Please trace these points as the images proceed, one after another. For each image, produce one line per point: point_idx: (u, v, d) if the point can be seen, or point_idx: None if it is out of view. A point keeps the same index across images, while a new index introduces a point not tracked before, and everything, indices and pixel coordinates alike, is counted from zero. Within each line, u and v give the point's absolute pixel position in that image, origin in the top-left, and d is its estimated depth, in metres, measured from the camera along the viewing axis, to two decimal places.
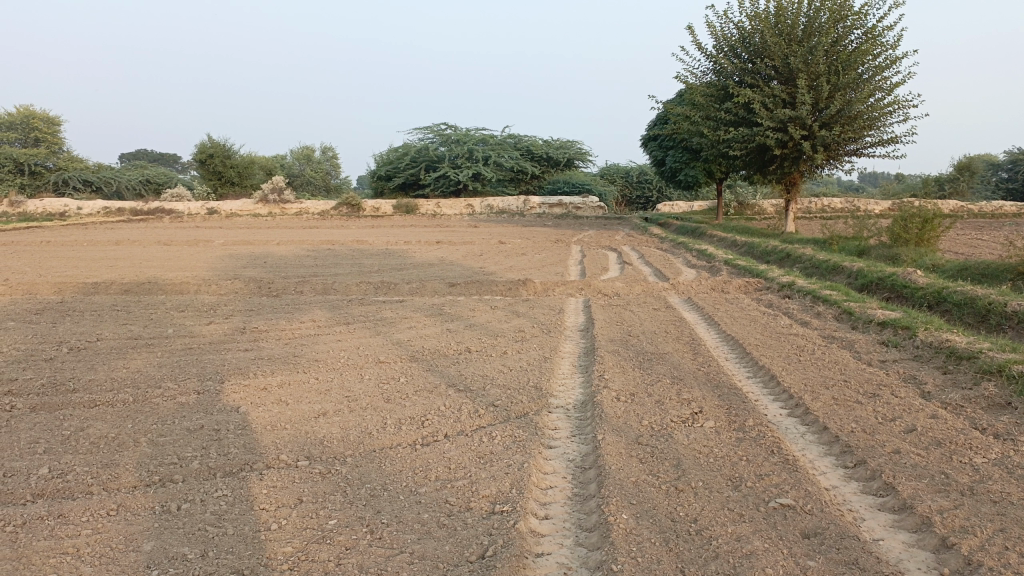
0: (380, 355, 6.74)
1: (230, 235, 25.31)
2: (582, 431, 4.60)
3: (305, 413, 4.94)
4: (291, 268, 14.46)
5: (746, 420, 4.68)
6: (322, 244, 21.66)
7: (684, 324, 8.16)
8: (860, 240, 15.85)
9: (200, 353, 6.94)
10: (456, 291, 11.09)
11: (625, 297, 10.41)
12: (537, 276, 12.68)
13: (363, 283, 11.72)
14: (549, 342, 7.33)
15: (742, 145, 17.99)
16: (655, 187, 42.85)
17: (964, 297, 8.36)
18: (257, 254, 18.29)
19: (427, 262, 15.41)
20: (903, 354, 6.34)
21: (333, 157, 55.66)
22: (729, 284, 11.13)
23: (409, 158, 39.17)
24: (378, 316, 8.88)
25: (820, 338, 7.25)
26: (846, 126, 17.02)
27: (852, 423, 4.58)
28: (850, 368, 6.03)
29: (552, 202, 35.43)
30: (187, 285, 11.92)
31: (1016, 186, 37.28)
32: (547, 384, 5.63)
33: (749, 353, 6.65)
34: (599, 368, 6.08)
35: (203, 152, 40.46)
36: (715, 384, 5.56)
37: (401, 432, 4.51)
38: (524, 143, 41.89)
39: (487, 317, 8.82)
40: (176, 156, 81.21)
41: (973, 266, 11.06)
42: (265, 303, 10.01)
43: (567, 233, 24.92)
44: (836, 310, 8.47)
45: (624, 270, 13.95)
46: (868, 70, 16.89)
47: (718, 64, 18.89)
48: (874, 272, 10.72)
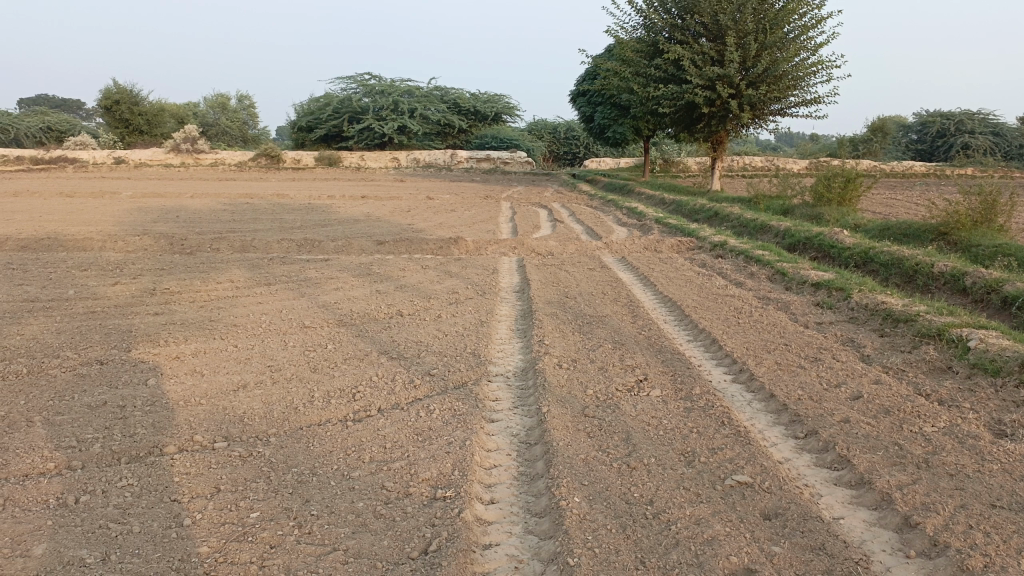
0: (305, 319, 6.32)
1: (138, 187, 23.88)
2: (524, 402, 4.34)
3: (223, 387, 4.53)
4: (206, 224, 13.64)
5: (692, 388, 4.51)
6: (239, 197, 20.63)
7: (620, 285, 7.99)
8: (785, 199, 16.07)
9: (104, 318, 6.35)
10: (383, 250, 10.63)
11: (559, 256, 10.20)
12: (467, 234, 12.32)
13: (285, 240, 11.12)
14: (484, 304, 7.05)
15: (672, 103, 17.88)
16: (582, 143, 42.78)
17: (891, 258, 8.47)
18: (169, 208, 17.24)
19: (352, 218, 14.82)
20: (839, 316, 6.34)
21: (250, 106, 53.32)
22: (662, 243, 11.04)
23: (332, 108, 37.77)
24: (301, 276, 8.39)
25: (756, 299, 7.20)
26: (772, 85, 17.11)
27: (798, 390, 4.48)
28: (789, 330, 5.96)
29: (480, 156, 34.88)
30: (90, 241, 11.06)
31: (925, 147, 38.47)
32: (484, 350, 5.35)
33: (688, 316, 6.53)
34: (537, 333, 5.84)
35: (108, 98, 37.99)
36: (657, 349, 5.38)
37: (330, 406, 4.16)
38: (450, 96, 41.02)
39: (418, 277, 8.45)
40: (78, 102, 76.39)
41: (895, 226, 11.31)
42: (177, 261, 9.35)
43: (495, 189, 24.51)
44: (770, 270, 8.45)
45: (556, 228, 13.72)
46: (795, 29, 16.97)
47: (649, 20, 18.61)
48: (802, 232, 10.80)
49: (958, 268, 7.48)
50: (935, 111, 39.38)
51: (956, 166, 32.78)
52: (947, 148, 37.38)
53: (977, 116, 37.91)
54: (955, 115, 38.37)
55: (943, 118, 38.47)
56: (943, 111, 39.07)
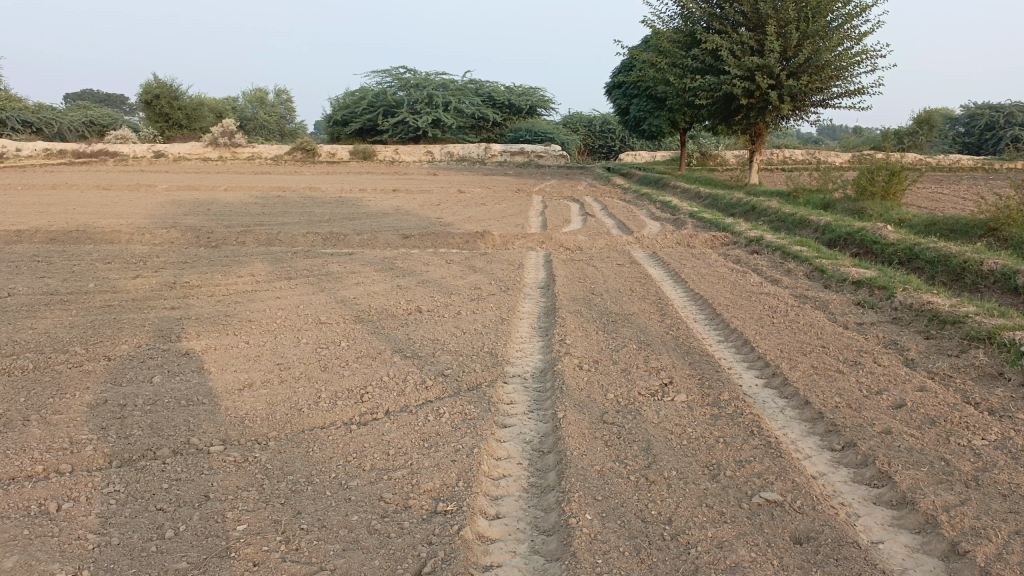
0: (321, 315, 6.15)
1: (174, 180, 24.09)
2: (540, 406, 4.11)
3: (227, 386, 4.37)
4: (235, 217, 13.62)
5: (719, 393, 4.24)
6: (271, 190, 20.67)
7: (649, 282, 7.70)
8: (824, 193, 15.57)
9: (119, 313, 6.26)
10: (409, 244, 10.45)
11: (588, 251, 9.91)
12: (496, 228, 12.10)
13: (311, 233, 11.02)
14: (506, 300, 6.82)
15: (708, 94, 17.43)
16: (618, 136, 42.26)
17: (937, 255, 8.05)
18: (202, 201, 17.29)
19: (381, 212, 14.69)
20: (881, 317, 5.98)
21: (288, 100, 53.72)
22: (695, 238, 10.70)
23: (367, 102, 37.80)
24: (323, 270, 8.24)
25: (793, 297, 6.86)
26: (813, 75, 16.58)
27: (836, 396, 4.17)
28: (827, 331, 5.63)
29: (514, 150, 34.63)
30: (119, 233, 11.07)
31: (972, 140, 37.29)
32: (502, 350, 5.12)
33: (719, 314, 6.23)
34: (559, 332, 5.58)
35: (148, 93, 38.51)
36: (685, 350, 5.10)
37: (336, 408, 3.97)
38: (485, 89, 40.81)
39: (442, 272, 8.25)
40: (123, 96, 77.78)
41: (941, 221, 10.81)
42: (201, 255, 9.27)
43: (528, 183, 24.24)
44: (808, 267, 8.08)
45: (587, 222, 13.43)
46: (838, 17, 16.41)
47: (685, 9, 18.16)
48: (843, 227, 10.38)
49: (1010, 266, 7.06)
50: (983, 104, 38.09)
51: (1006, 159, 31.65)
52: (995, 141, 36.11)
53: None
54: (1005, 107, 37.04)
55: (992, 110, 37.15)
56: (991, 103, 37.76)
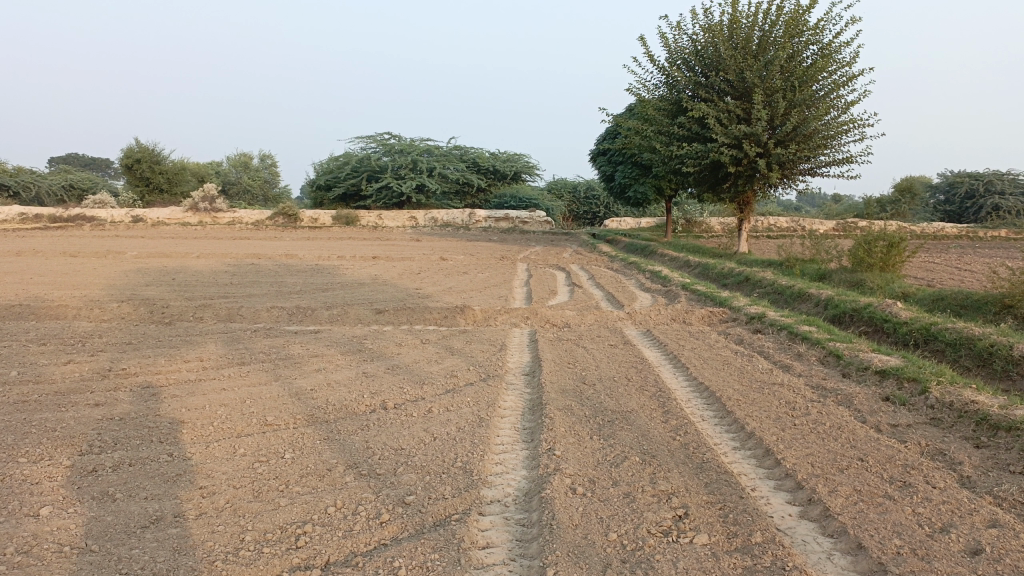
0: (270, 414, 5.27)
1: (147, 246, 23.25)
2: (525, 553, 3.25)
3: (129, 522, 3.48)
4: (200, 288, 12.74)
5: (748, 531, 3.38)
6: (246, 257, 19.86)
7: (646, 368, 6.89)
8: (819, 263, 15.00)
9: (33, 410, 5.36)
10: (382, 320, 9.62)
11: (576, 329, 9.15)
12: (477, 301, 11.31)
13: (276, 307, 10.20)
14: (486, 392, 5.96)
15: (695, 162, 16.98)
16: (602, 202, 42.06)
17: (959, 336, 7.35)
18: (170, 269, 16.41)
19: (357, 282, 13.87)
20: (917, 418, 5.20)
21: (272, 165, 53.44)
22: (691, 314, 9.96)
23: (350, 167, 37.40)
24: (283, 353, 7.37)
25: (810, 389, 6.07)
26: (802, 144, 16.20)
27: (893, 538, 3.35)
28: (860, 437, 4.83)
29: (498, 216, 34.18)
30: (67, 308, 10.15)
31: (953, 209, 37.30)
32: (478, 465, 4.24)
33: (730, 412, 5.40)
34: (548, 438, 4.73)
35: (129, 157, 37.96)
36: (697, 465, 4.25)
37: (260, 559, 3.09)
38: (469, 155, 40.66)
39: (415, 355, 7.41)
40: (108, 161, 77.32)
41: (950, 296, 10.16)
42: (150, 334, 8.38)
43: (513, 250, 23.58)
44: (820, 350, 7.31)
45: (574, 293, 12.70)
46: (824, 87, 16.12)
47: (670, 77, 17.87)
48: (848, 302, 9.68)
49: None
50: (962, 172, 38.26)
51: (988, 228, 31.53)
52: (976, 210, 36.10)
53: (1006, 177, 36.64)
54: (983, 176, 37.17)
55: (971, 179, 37.26)
56: (970, 172, 37.93)
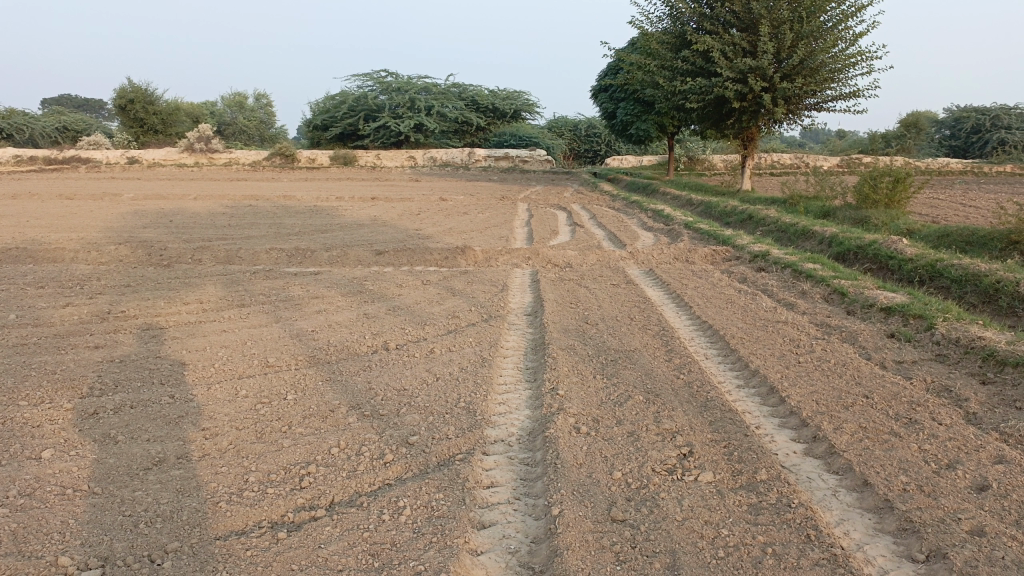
0: (271, 356, 5.23)
1: (144, 188, 23.02)
2: (530, 492, 3.24)
3: (131, 465, 3.47)
4: (199, 229, 12.62)
5: (754, 468, 3.37)
6: (244, 199, 19.65)
7: (649, 307, 6.84)
8: (823, 200, 14.83)
9: (32, 354, 5.32)
10: (382, 261, 9.53)
11: (578, 268, 9.08)
12: (477, 241, 11.21)
13: (275, 249, 10.10)
14: (488, 332, 5.91)
15: (699, 98, 16.63)
16: (603, 140, 41.50)
17: (964, 273, 7.28)
18: (167, 211, 16.25)
19: (356, 223, 13.74)
20: (922, 354, 5.16)
21: (268, 105, 52.56)
22: (694, 252, 9.87)
23: (347, 106, 36.78)
24: (283, 295, 7.32)
25: (815, 327, 6.03)
26: (808, 78, 15.84)
27: (900, 474, 3.33)
28: (865, 374, 4.79)
29: (498, 155, 33.77)
30: (65, 251, 10.05)
31: (958, 143, 36.83)
32: (480, 405, 4.22)
33: (734, 350, 5.37)
34: (551, 378, 4.69)
35: (123, 97, 37.31)
36: (702, 404, 4.22)
37: (264, 500, 3.07)
38: (468, 93, 39.95)
39: (416, 296, 7.36)
40: (101, 101, 76.07)
41: (956, 232, 10.04)
42: (149, 276, 8.31)
43: (513, 189, 23.34)
44: (825, 288, 7.25)
45: (575, 233, 12.59)
46: (832, 18, 15.68)
47: (674, 9, 17.36)
48: (853, 239, 9.58)
49: None
50: (969, 106, 37.66)
51: (994, 163, 31.15)
52: (981, 144, 35.65)
53: (1014, 111, 36.04)
54: (990, 110, 36.56)
55: (978, 113, 36.66)
56: (977, 106, 37.33)
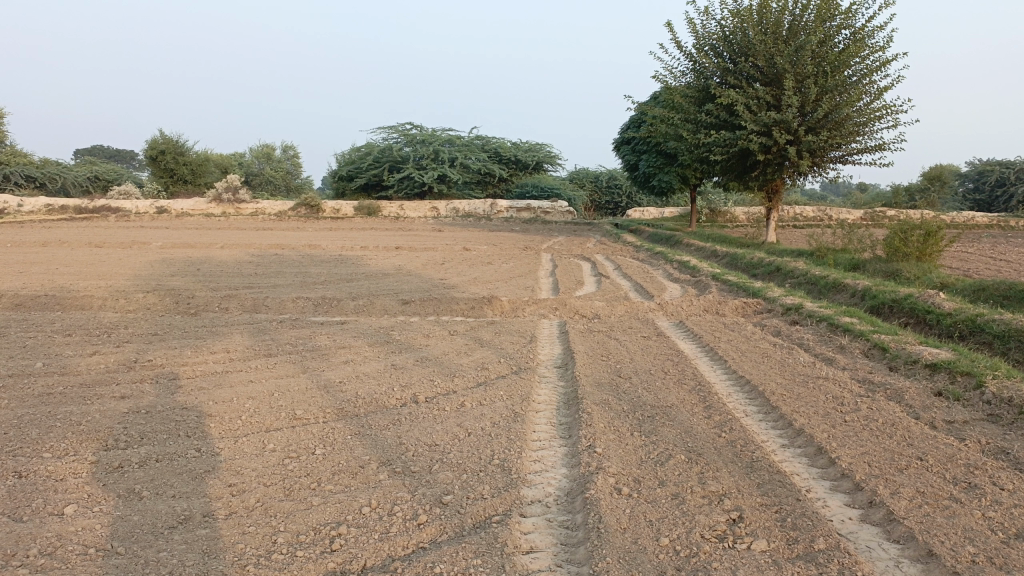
0: (299, 408, 5.11)
1: (171, 236, 23.31)
2: (572, 559, 3.07)
3: (156, 522, 3.34)
4: (224, 278, 12.65)
5: (810, 537, 3.17)
6: (269, 248, 19.79)
7: (682, 360, 6.68)
8: (851, 252, 14.64)
9: (57, 403, 5.25)
10: (408, 311, 9.46)
11: (607, 319, 8.94)
12: (503, 292, 11.12)
13: (301, 297, 10.08)
14: (519, 386, 5.76)
15: (723, 150, 16.63)
16: (625, 192, 41.68)
17: (1008, 328, 7.06)
18: (194, 260, 16.36)
19: (382, 272, 13.73)
20: (974, 414, 4.94)
21: (294, 156, 53.48)
22: (724, 304, 9.71)
23: (372, 157, 37.32)
24: (310, 344, 7.24)
25: (857, 383, 5.82)
26: (833, 131, 15.82)
27: (967, 544, 3.12)
28: (916, 435, 4.58)
29: (520, 206, 33.95)
30: (93, 299, 10.09)
31: (983, 197, 36.56)
32: (515, 462, 4.06)
33: (775, 407, 5.17)
34: (588, 435, 4.53)
35: (154, 148, 38.15)
36: (747, 465, 4.04)
37: (293, 564, 2.93)
38: (491, 145, 40.44)
39: (443, 347, 7.24)
40: (132, 153, 77.93)
41: (993, 287, 9.81)
42: (175, 325, 8.27)
43: (536, 240, 23.36)
44: (864, 343, 7.05)
45: (601, 284, 12.48)
46: (857, 72, 15.71)
47: (698, 64, 17.51)
48: (887, 292, 9.38)
49: None
50: (992, 160, 37.49)
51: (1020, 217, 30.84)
52: (1006, 198, 35.35)
53: None
54: (1014, 164, 36.36)
55: (1002, 167, 36.47)
56: (1001, 160, 37.15)
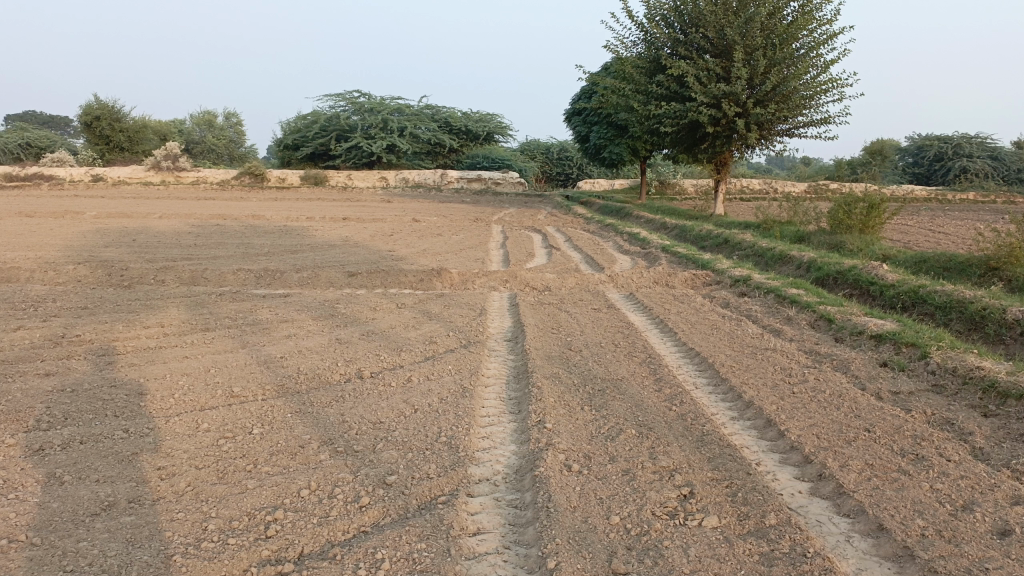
0: (237, 385, 4.89)
1: (107, 206, 22.40)
2: (521, 540, 2.97)
3: (77, 510, 3.12)
4: (162, 249, 12.16)
5: (761, 512, 3.13)
6: (211, 218, 19.15)
7: (633, 332, 6.62)
8: (797, 225, 14.83)
9: None
10: (355, 283, 9.21)
11: (557, 292, 8.85)
12: (452, 263, 10.93)
13: (243, 269, 9.73)
14: (467, 360, 5.62)
15: (673, 122, 16.61)
16: (576, 163, 41.59)
17: (949, 299, 7.18)
18: (130, 230, 15.72)
19: (328, 243, 13.39)
20: (918, 384, 4.99)
21: (237, 123, 51.89)
22: (674, 276, 9.70)
23: (319, 126, 36.41)
24: (250, 318, 6.98)
25: (805, 355, 5.84)
26: (780, 104, 15.91)
27: (915, 517, 3.12)
28: (863, 406, 4.59)
29: (471, 177, 33.60)
30: (19, 271, 9.57)
31: (922, 171, 37.51)
32: (463, 439, 3.93)
33: (726, 380, 5.14)
34: (537, 411, 4.42)
35: (88, 114, 36.55)
36: (698, 438, 3.99)
37: (225, 553, 2.76)
38: (441, 115, 39.84)
39: (390, 320, 7.05)
40: (66, 118, 74.68)
41: (933, 258, 10.00)
42: (108, 298, 7.89)
43: (487, 211, 23.14)
44: (811, 314, 7.10)
45: (551, 256, 12.39)
46: (805, 46, 15.79)
47: (649, 34, 17.39)
48: (832, 263, 9.48)
49: None
50: (932, 135, 38.43)
51: (957, 190, 31.77)
52: (944, 172, 36.32)
53: (975, 140, 36.87)
54: (952, 139, 37.33)
55: (941, 142, 37.43)
56: (940, 135, 38.09)
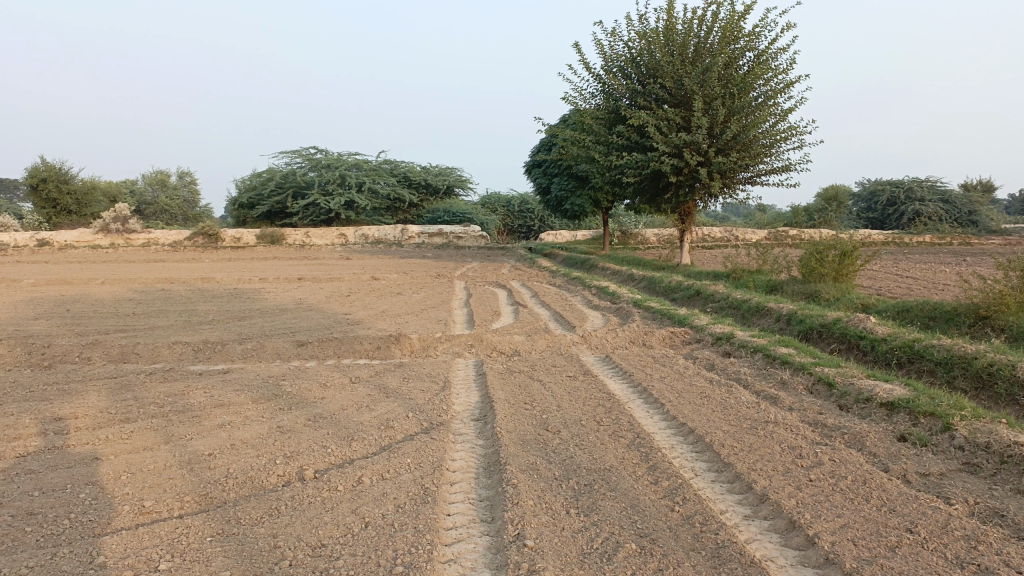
0: (153, 498, 4.03)
1: (49, 272, 21.14)
2: None
3: None
4: (96, 321, 11.15)
5: None
6: (158, 282, 18.08)
7: (615, 405, 5.92)
8: (767, 274, 14.41)
9: None
10: (305, 354, 8.38)
11: (527, 357, 8.13)
12: (411, 327, 10.15)
13: (181, 341, 8.84)
14: (430, 449, 4.84)
15: (636, 172, 16.22)
16: (537, 216, 41.35)
17: (949, 355, 6.65)
18: (64, 299, 14.60)
19: (278, 308, 12.50)
20: (948, 464, 4.35)
21: (192, 182, 50.81)
22: (651, 334, 9.08)
23: (275, 183, 35.57)
24: (181, 403, 6.11)
25: (811, 428, 5.17)
26: (741, 152, 15.67)
27: None
28: (897, 496, 3.91)
29: (432, 231, 33.00)
30: None
31: (876, 215, 37.94)
32: (425, 570, 3.14)
33: (729, 466, 4.44)
34: (516, 520, 3.66)
35: (34, 176, 35.20)
36: (716, 555, 3.25)
37: None
38: (399, 170, 39.40)
39: (342, 399, 6.24)
40: (14, 181, 72.94)
41: (916, 307, 9.55)
42: (20, 383, 6.92)
43: (447, 266, 22.44)
44: (806, 377, 6.48)
45: (518, 315, 11.69)
46: (762, 94, 15.63)
47: (606, 85, 17.09)
48: (815, 316, 8.95)
49: None
50: (883, 180, 39.07)
51: (912, 233, 32.09)
52: (898, 216, 36.74)
53: (925, 184, 37.50)
54: (904, 183, 37.99)
55: (892, 186, 38.08)
56: (891, 179, 38.74)
